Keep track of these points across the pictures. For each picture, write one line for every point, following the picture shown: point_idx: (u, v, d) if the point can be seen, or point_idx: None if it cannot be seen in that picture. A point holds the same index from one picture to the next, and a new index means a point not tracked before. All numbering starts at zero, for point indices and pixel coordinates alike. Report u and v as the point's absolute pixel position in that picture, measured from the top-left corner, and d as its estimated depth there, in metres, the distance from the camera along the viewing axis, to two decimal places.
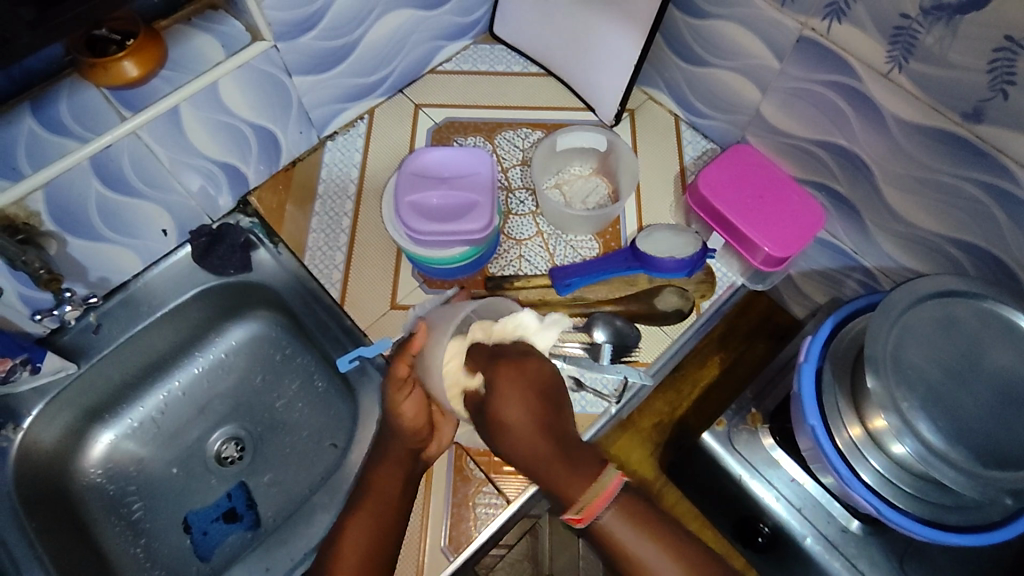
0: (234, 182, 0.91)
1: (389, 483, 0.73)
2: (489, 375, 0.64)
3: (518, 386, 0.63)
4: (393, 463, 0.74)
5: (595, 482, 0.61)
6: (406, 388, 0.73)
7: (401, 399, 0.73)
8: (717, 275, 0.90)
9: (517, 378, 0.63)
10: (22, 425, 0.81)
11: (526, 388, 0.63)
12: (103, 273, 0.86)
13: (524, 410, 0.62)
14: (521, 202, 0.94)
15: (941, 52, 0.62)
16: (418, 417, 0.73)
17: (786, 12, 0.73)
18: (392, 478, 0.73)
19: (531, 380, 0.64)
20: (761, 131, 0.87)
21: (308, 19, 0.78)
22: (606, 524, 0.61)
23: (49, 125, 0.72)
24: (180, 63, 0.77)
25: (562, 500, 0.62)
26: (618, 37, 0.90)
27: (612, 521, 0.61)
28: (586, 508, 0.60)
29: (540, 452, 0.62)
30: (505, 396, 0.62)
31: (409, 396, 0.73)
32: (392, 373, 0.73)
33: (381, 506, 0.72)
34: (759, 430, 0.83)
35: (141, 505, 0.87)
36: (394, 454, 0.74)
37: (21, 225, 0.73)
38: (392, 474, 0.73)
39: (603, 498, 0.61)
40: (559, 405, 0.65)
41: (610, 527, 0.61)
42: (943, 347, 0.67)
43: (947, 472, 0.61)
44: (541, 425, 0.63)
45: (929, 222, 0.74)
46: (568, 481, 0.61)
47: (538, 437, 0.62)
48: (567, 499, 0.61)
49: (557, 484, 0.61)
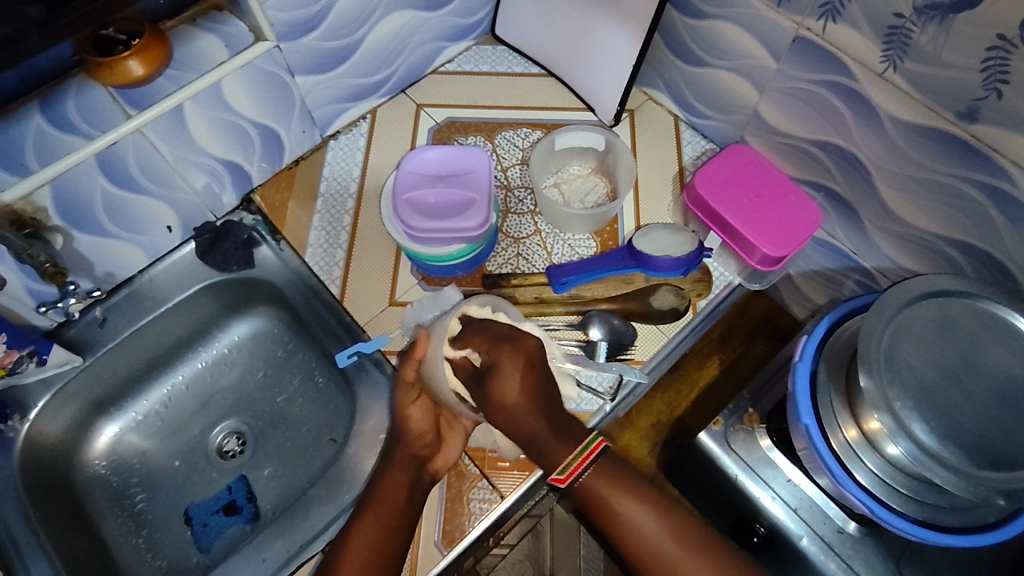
0: (238, 180, 0.93)
1: (396, 485, 0.72)
2: (491, 355, 0.68)
3: (518, 362, 0.67)
4: (400, 469, 0.73)
5: (575, 446, 0.65)
6: (415, 391, 0.75)
7: (411, 403, 0.75)
8: (715, 274, 0.90)
9: (518, 357, 0.67)
10: (28, 416, 0.83)
11: (524, 364, 0.67)
12: (109, 268, 0.88)
13: (521, 386, 0.66)
14: (520, 200, 0.95)
15: (934, 51, 0.62)
16: (425, 424, 0.75)
17: (782, 12, 0.73)
18: (399, 478, 0.72)
19: (529, 360, 0.68)
20: (759, 131, 0.88)
21: (311, 19, 0.80)
22: (587, 483, 0.65)
23: (57, 122, 0.74)
24: (185, 63, 0.79)
25: (546, 462, 0.66)
26: (617, 38, 0.90)
27: (592, 480, 0.65)
28: (568, 470, 0.65)
29: (536, 422, 0.65)
30: (506, 372, 0.66)
31: (415, 402, 0.75)
32: (400, 378, 0.75)
33: (388, 505, 0.70)
34: (756, 429, 0.82)
35: (144, 497, 0.89)
36: (399, 459, 0.73)
37: (29, 220, 0.75)
38: (400, 479, 0.72)
39: (585, 459, 0.65)
40: (551, 384, 0.69)
41: (593, 487, 0.65)
42: (937, 347, 0.67)
43: (939, 472, 0.61)
44: (537, 398, 0.66)
45: (927, 222, 0.74)
46: (554, 445, 0.65)
47: (534, 410, 0.65)
48: (552, 460, 0.65)
49: (547, 449, 0.65)
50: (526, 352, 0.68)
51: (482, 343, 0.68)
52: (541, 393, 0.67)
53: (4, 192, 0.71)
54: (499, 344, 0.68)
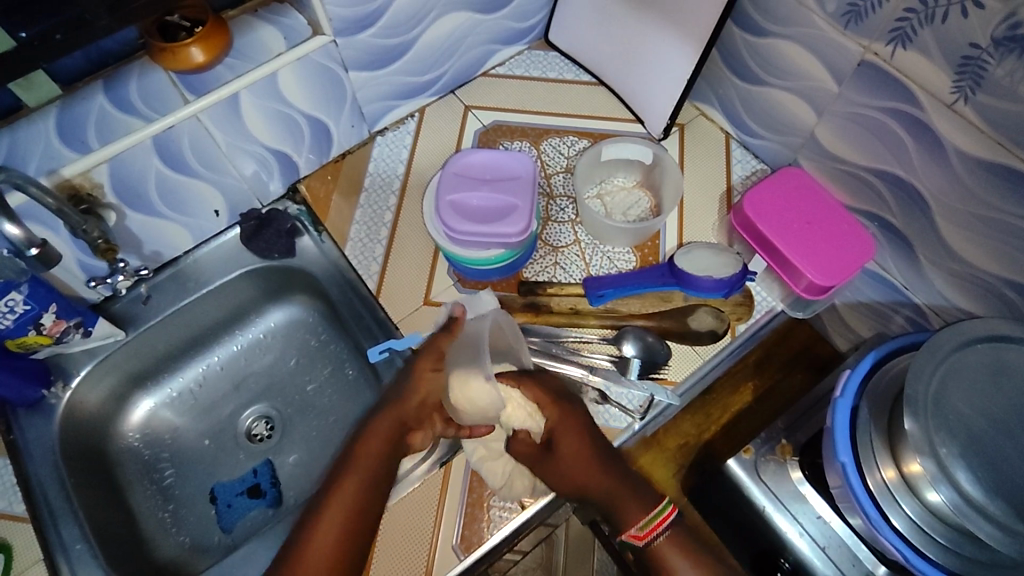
0: (286, 170, 0.94)
1: None
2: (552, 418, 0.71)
3: (576, 429, 0.69)
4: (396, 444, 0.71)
5: (645, 512, 0.64)
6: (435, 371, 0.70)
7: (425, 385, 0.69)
8: (757, 299, 0.88)
9: (575, 422, 0.70)
10: (70, 384, 0.85)
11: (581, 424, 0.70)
12: (157, 248, 0.90)
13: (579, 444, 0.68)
14: (562, 209, 0.94)
15: (1011, 84, 0.59)
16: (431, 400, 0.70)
17: (849, 34, 0.71)
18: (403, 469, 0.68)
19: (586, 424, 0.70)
20: (815, 155, 0.85)
21: (367, 17, 0.80)
22: (659, 548, 0.63)
23: (120, 104, 0.78)
24: (243, 52, 0.81)
25: (619, 524, 0.64)
26: (672, 51, 0.89)
27: (664, 548, 0.63)
28: (645, 528, 0.63)
29: (601, 487, 0.66)
30: (563, 433, 0.69)
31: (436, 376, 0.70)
32: (431, 348, 0.71)
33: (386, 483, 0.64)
34: (788, 462, 0.79)
35: (173, 472, 0.91)
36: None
37: (86, 196, 0.77)
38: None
39: (658, 523, 0.63)
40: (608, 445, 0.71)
41: (661, 553, 0.63)
42: (988, 395, 0.64)
43: (982, 525, 0.58)
44: (590, 459, 0.67)
45: (989, 263, 0.70)
46: (625, 507, 0.64)
47: (591, 474, 0.66)
48: (624, 518, 0.64)
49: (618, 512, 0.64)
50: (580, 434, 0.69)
51: (540, 398, 0.71)
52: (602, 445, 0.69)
53: (65, 167, 0.73)
54: (564, 402, 0.71)
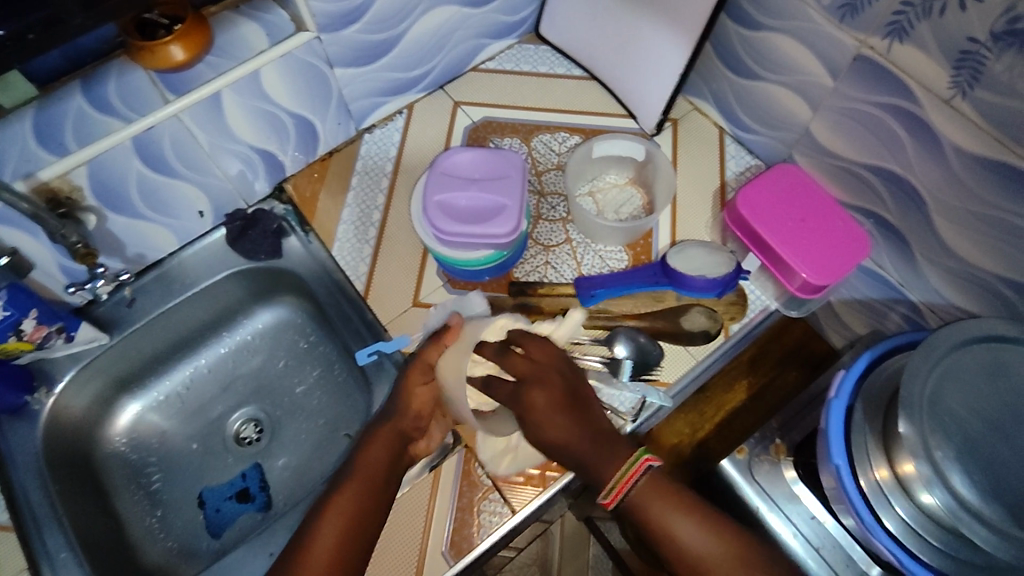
0: (271, 169, 0.92)
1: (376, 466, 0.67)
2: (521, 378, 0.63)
3: (543, 381, 0.62)
4: (381, 443, 0.69)
5: (623, 462, 0.60)
6: (425, 375, 0.73)
7: (416, 384, 0.72)
8: (750, 298, 0.87)
9: (543, 378, 0.63)
10: (54, 390, 0.84)
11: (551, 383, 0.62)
12: (140, 250, 0.88)
13: (549, 401, 0.61)
14: (553, 207, 0.93)
15: (1009, 80, 0.58)
16: (426, 406, 0.73)
17: (845, 29, 0.70)
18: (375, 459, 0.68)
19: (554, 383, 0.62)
20: (810, 151, 0.83)
21: (352, 12, 0.78)
22: (637, 503, 0.60)
23: (98, 103, 0.75)
24: (226, 50, 0.79)
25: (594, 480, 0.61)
26: (664, 45, 0.87)
27: (645, 505, 0.60)
28: (613, 492, 0.60)
29: (570, 442, 0.61)
30: (532, 391, 0.62)
31: (426, 383, 0.73)
32: (420, 358, 0.73)
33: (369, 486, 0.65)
34: (782, 462, 0.78)
35: (160, 477, 0.90)
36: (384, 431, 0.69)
37: (64, 199, 0.75)
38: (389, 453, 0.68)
39: (631, 478, 0.60)
40: (586, 396, 0.64)
41: (643, 510, 0.60)
42: (985, 396, 0.63)
43: (978, 530, 0.57)
44: (562, 412, 0.61)
45: (986, 261, 0.69)
46: (600, 466, 0.60)
47: (563, 432, 0.61)
48: (597, 476, 0.61)
49: (594, 470, 0.61)
50: (556, 383, 0.63)
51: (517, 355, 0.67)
52: (575, 405, 0.62)
53: (42, 170, 0.72)
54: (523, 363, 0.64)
